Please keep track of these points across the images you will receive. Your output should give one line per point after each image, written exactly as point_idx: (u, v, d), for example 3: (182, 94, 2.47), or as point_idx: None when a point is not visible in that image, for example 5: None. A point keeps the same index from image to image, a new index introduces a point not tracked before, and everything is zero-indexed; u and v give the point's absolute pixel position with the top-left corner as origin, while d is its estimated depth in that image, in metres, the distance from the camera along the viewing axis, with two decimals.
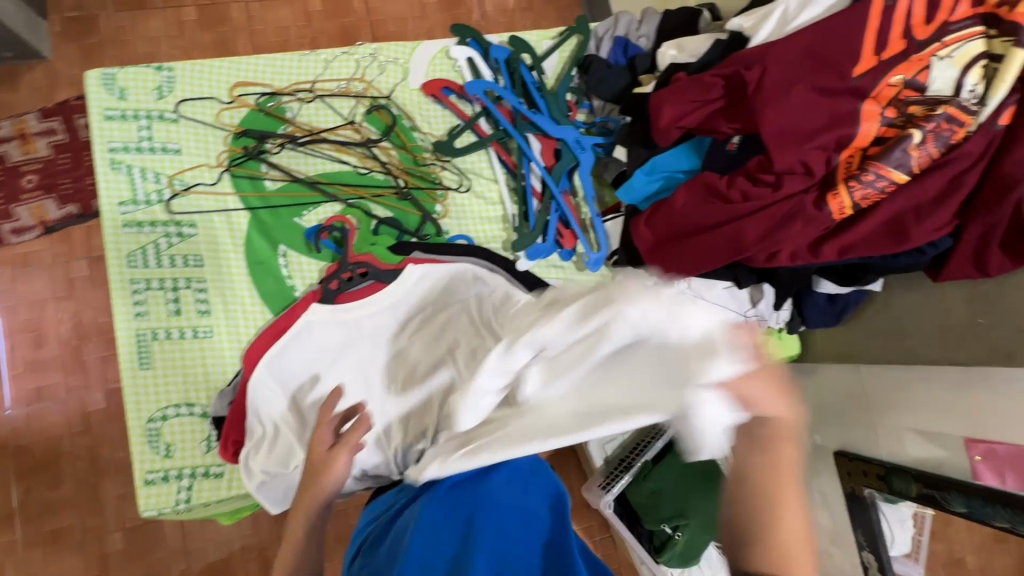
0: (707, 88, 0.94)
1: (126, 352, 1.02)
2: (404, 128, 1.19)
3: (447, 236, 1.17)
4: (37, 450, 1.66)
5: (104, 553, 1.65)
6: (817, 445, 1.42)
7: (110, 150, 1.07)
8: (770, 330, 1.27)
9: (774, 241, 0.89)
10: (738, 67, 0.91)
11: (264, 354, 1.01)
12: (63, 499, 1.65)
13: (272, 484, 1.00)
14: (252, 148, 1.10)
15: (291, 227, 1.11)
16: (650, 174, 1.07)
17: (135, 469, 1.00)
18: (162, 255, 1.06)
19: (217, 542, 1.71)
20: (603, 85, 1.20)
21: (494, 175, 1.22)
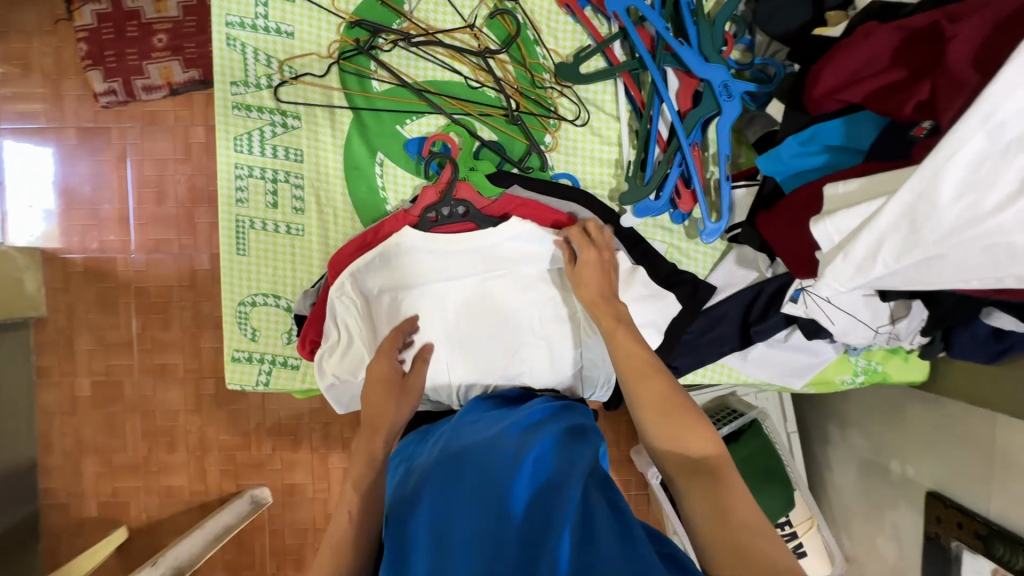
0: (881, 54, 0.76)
1: (225, 236, 1.05)
2: (526, 41, 1.05)
3: (550, 173, 1.06)
4: (152, 294, 1.86)
5: (199, 393, 1.88)
6: (905, 476, 1.27)
7: (227, 25, 1.02)
8: (897, 349, 1.09)
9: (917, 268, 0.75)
10: (940, 20, 0.70)
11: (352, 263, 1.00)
12: (170, 340, 1.87)
13: (339, 388, 1.03)
14: (364, 42, 1.02)
15: (391, 136, 1.05)
16: (804, 144, 0.87)
17: (224, 345, 1.07)
18: (266, 144, 1.05)
19: (289, 407, 1.89)
20: (775, 18, 0.97)
21: (617, 111, 1.07)
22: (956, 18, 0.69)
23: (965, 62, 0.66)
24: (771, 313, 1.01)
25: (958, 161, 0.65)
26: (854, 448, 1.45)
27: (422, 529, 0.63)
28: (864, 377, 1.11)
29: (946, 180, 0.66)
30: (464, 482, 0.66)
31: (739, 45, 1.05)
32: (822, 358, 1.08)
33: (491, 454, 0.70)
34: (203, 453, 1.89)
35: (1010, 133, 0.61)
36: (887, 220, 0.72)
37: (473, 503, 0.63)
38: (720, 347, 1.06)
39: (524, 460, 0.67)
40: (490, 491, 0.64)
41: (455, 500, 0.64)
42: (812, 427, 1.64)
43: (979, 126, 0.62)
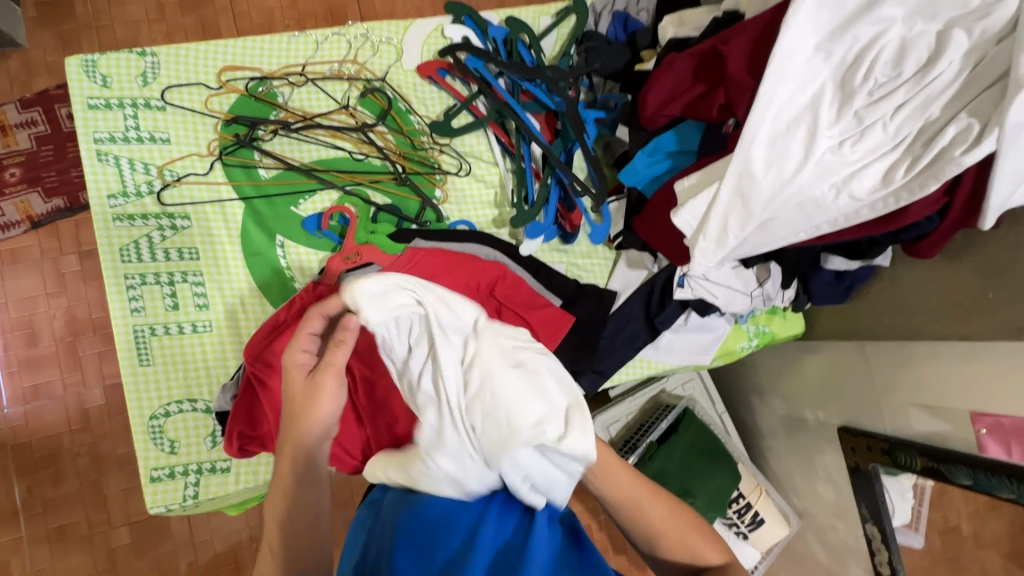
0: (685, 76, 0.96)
1: (124, 350, 0.99)
2: (400, 112, 1.16)
3: (447, 223, 1.15)
4: (37, 448, 1.63)
5: (111, 547, 1.64)
6: (819, 421, 1.43)
7: (96, 141, 1.03)
8: (775, 309, 1.26)
9: (757, 235, 0.91)
10: (714, 44, 0.92)
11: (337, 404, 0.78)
12: (65, 496, 1.63)
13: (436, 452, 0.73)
14: (243, 135, 1.06)
15: (287, 217, 1.09)
16: (650, 156, 1.04)
17: (139, 467, 0.98)
18: (156, 248, 1.03)
19: (224, 533, 1.70)
20: (603, 62, 1.17)
21: (494, 158, 1.20)
22: (726, 41, 0.90)
23: (742, 70, 0.86)
24: (667, 303, 1.14)
25: (758, 143, 0.84)
26: (775, 410, 1.60)
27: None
28: (758, 340, 1.26)
29: (756, 157, 0.84)
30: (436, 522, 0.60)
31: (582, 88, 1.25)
32: (720, 332, 1.22)
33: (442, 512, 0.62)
34: None
35: (784, 117, 0.83)
36: (722, 203, 0.88)
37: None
38: (634, 344, 1.17)
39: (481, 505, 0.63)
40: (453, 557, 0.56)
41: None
42: (737, 403, 1.79)
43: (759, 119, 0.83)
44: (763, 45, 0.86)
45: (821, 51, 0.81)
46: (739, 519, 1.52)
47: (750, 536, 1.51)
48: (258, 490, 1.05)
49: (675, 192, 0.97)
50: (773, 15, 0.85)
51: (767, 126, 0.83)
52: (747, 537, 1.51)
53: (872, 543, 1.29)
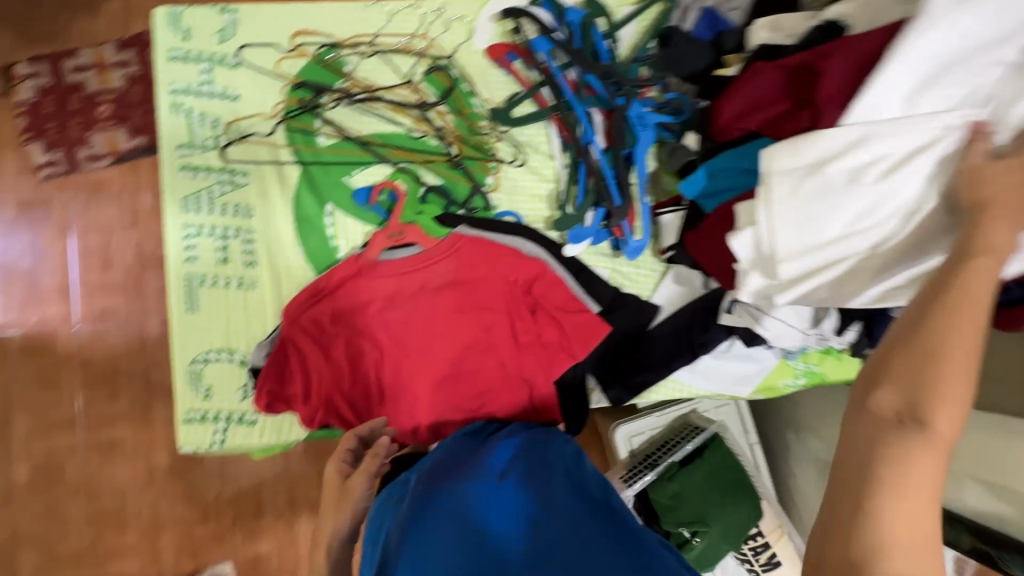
0: (771, 91, 0.89)
1: (175, 295, 1.05)
2: (463, 93, 1.13)
3: (495, 212, 1.12)
4: (98, 365, 1.77)
5: (151, 466, 1.78)
6: None
7: (172, 92, 1.06)
8: (830, 349, 1.18)
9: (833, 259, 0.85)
10: (808, 57, 0.85)
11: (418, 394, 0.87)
12: (117, 413, 1.77)
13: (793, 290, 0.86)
14: (307, 101, 1.08)
15: (339, 187, 1.10)
16: (707, 180, 0.97)
17: (176, 407, 1.04)
18: (214, 202, 1.07)
19: (251, 472, 1.80)
20: (684, 62, 1.08)
21: (551, 151, 1.15)
22: (823, 56, 0.84)
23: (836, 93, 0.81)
24: (712, 326, 1.08)
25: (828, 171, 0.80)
26: (811, 451, 1.51)
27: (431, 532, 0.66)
28: (806, 378, 1.18)
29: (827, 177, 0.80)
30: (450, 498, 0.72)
31: (654, 88, 1.16)
32: (764, 364, 1.15)
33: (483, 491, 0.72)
34: (157, 532, 1.77)
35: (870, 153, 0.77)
36: (786, 243, 0.83)
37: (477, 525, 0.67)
38: (672, 362, 1.10)
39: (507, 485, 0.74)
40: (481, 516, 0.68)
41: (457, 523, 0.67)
42: (771, 436, 1.70)
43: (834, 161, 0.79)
44: (866, 73, 0.79)
45: (912, 100, 0.76)
46: (754, 557, 1.45)
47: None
48: (279, 446, 1.09)
49: (736, 213, 0.92)
50: (882, 40, 0.79)
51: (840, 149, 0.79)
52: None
53: None
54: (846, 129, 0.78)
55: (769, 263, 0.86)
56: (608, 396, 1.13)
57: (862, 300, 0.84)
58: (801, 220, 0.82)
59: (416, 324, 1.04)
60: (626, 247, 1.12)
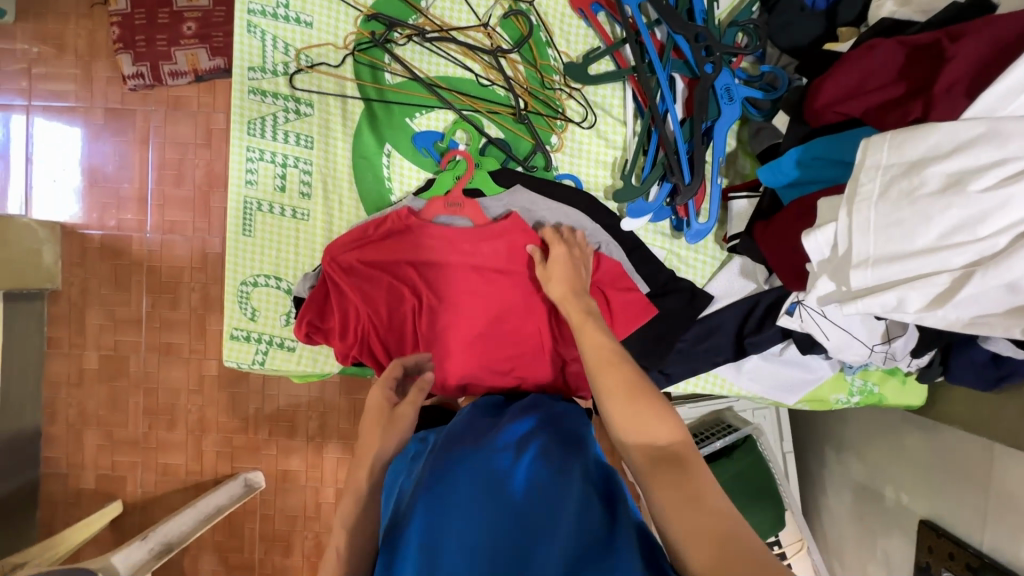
0: (881, 73, 0.77)
1: (233, 216, 1.07)
2: (539, 43, 1.07)
3: (554, 173, 1.08)
4: (164, 273, 1.89)
5: (202, 374, 1.91)
6: (899, 503, 1.25)
7: (249, 11, 1.05)
8: (895, 371, 1.07)
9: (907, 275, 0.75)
10: (939, 37, 0.72)
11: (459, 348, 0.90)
12: (176, 320, 1.90)
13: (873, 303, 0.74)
14: (379, 35, 1.04)
15: (400, 128, 1.07)
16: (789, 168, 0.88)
17: (224, 323, 1.09)
18: (278, 129, 1.07)
19: (288, 394, 1.91)
20: (786, 33, 0.98)
21: (624, 115, 1.08)
22: (957, 37, 0.71)
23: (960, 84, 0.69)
24: (766, 326, 1.01)
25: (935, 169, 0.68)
26: (849, 471, 1.43)
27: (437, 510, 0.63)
28: (860, 397, 1.10)
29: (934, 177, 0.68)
30: (462, 480, 0.67)
31: (748, 58, 1.06)
32: (817, 375, 1.07)
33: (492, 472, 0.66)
34: (202, 434, 1.91)
35: (990, 153, 0.65)
36: (864, 244, 0.73)
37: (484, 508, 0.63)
38: (714, 357, 1.06)
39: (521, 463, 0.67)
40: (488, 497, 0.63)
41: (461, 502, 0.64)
42: (807, 448, 1.62)
43: (941, 158, 0.67)
44: (1005, 62, 0.67)
45: None
46: None
47: None
48: (315, 375, 1.13)
49: (817, 209, 0.82)
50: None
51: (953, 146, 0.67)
52: None
53: None
54: (967, 122, 0.66)
55: (843, 268, 0.77)
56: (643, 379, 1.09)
57: (945, 321, 0.72)
58: (889, 225, 0.71)
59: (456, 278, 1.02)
60: (689, 230, 1.04)
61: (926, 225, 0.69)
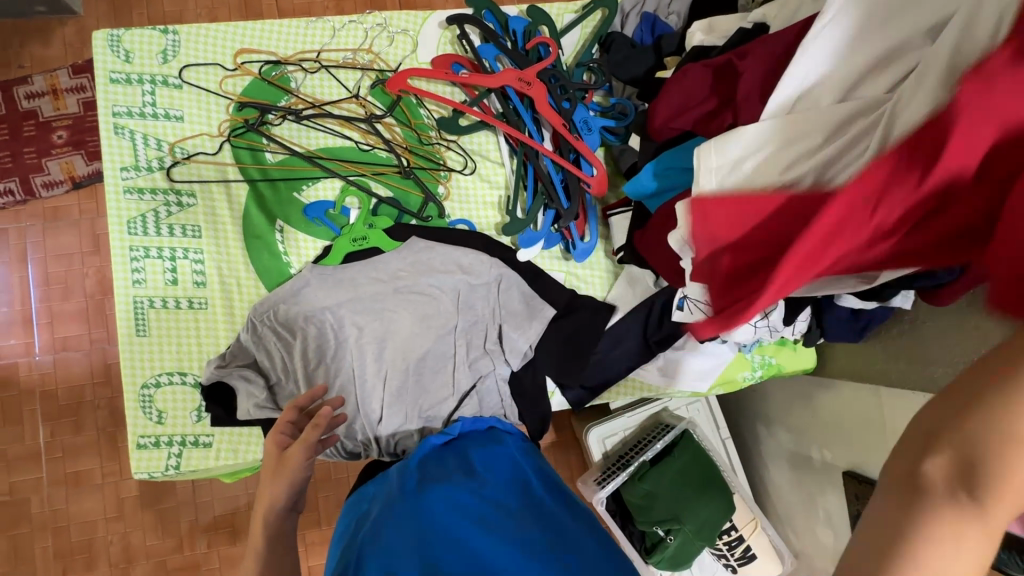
0: (699, 90, 0.90)
1: (124, 319, 1.03)
2: (410, 104, 1.14)
3: (448, 220, 1.13)
4: (61, 395, 1.72)
5: (120, 496, 1.73)
6: (825, 461, 1.34)
7: (114, 115, 1.06)
8: (785, 341, 1.19)
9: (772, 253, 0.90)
10: (730, 56, 0.87)
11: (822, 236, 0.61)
12: (82, 445, 1.72)
13: None
14: (253, 119, 1.08)
15: (289, 202, 1.10)
16: (647, 181, 0.99)
17: (128, 433, 1.02)
18: (161, 223, 1.06)
19: (224, 498, 1.76)
20: (625, 66, 1.12)
21: (501, 158, 1.16)
22: (743, 56, 0.85)
23: (755, 92, 0.82)
24: (666, 321, 1.09)
25: None
26: (781, 443, 1.53)
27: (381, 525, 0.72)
28: (763, 371, 1.20)
29: None
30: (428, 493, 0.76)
31: (599, 92, 1.19)
32: (721, 359, 1.17)
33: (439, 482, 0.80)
34: (128, 566, 1.71)
35: None
36: None
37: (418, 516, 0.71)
38: (628, 361, 1.13)
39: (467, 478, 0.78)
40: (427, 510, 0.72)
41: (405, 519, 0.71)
42: (743, 429, 1.71)
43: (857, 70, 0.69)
44: (780, 71, 0.81)
45: None
46: (729, 551, 1.45)
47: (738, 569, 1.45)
48: (239, 467, 1.07)
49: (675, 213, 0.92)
50: (795, 38, 0.80)
51: None
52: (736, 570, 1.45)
53: None
54: None
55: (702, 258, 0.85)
56: (567, 397, 1.16)
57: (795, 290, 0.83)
58: None
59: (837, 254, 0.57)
60: (576, 250, 1.13)
61: None
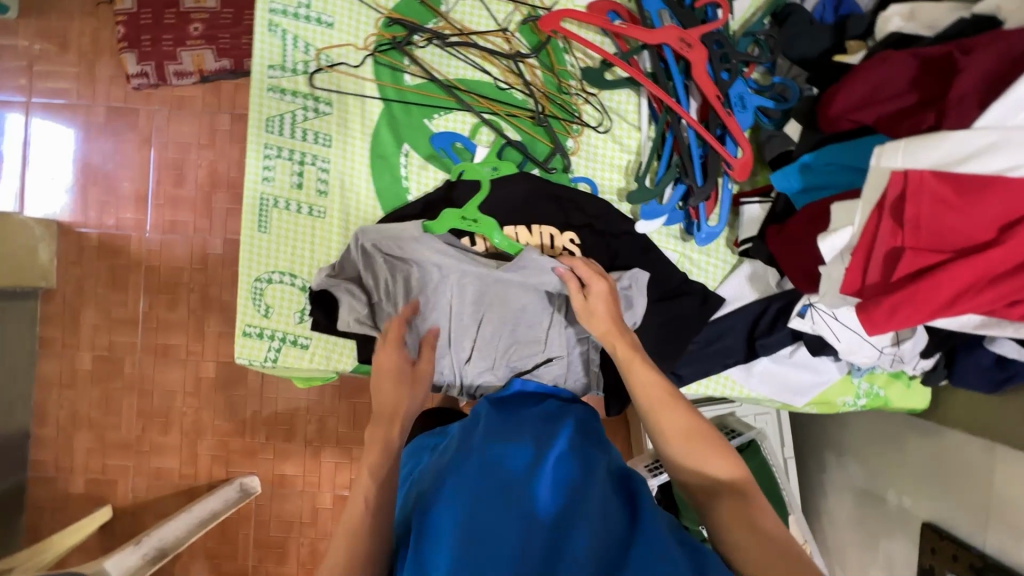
0: (896, 83, 0.80)
1: (249, 212, 1.07)
2: (556, 49, 1.09)
3: (570, 176, 1.10)
4: (162, 273, 1.83)
5: (199, 374, 1.85)
6: (901, 507, 1.26)
7: (271, 11, 1.06)
8: (900, 375, 1.11)
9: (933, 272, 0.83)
10: (951, 48, 0.75)
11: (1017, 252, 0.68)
12: (173, 321, 1.84)
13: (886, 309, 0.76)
14: (400, 37, 1.06)
15: (419, 128, 1.09)
16: (802, 174, 0.92)
17: (237, 320, 1.08)
18: (297, 127, 1.08)
19: (288, 399, 1.87)
20: (797, 44, 1.00)
21: (639, 121, 1.10)
22: (968, 50, 0.73)
23: (973, 95, 0.71)
24: (778, 328, 1.04)
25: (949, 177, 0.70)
26: (849, 476, 1.44)
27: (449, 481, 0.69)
28: (866, 400, 1.13)
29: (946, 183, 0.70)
30: (495, 461, 0.70)
31: (760, 68, 1.09)
32: (825, 378, 1.10)
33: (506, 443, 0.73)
34: (197, 437, 1.86)
35: (1003, 160, 0.66)
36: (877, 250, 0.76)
37: (480, 486, 0.67)
38: (725, 359, 1.08)
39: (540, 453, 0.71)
40: (494, 487, 0.66)
41: (470, 488, 0.66)
42: (803, 450, 1.64)
43: None
44: (1014, 74, 0.69)
45: None
46: None
47: None
48: (327, 373, 1.12)
49: (831, 213, 0.85)
50: None
51: (964, 155, 0.69)
52: None
53: None
54: (979, 130, 0.68)
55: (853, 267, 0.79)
56: None
57: (957, 322, 0.79)
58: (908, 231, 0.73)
59: (1002, 264, 0.68)
60: (700, 233, 1.06)
61: (940, 234, 0.71)
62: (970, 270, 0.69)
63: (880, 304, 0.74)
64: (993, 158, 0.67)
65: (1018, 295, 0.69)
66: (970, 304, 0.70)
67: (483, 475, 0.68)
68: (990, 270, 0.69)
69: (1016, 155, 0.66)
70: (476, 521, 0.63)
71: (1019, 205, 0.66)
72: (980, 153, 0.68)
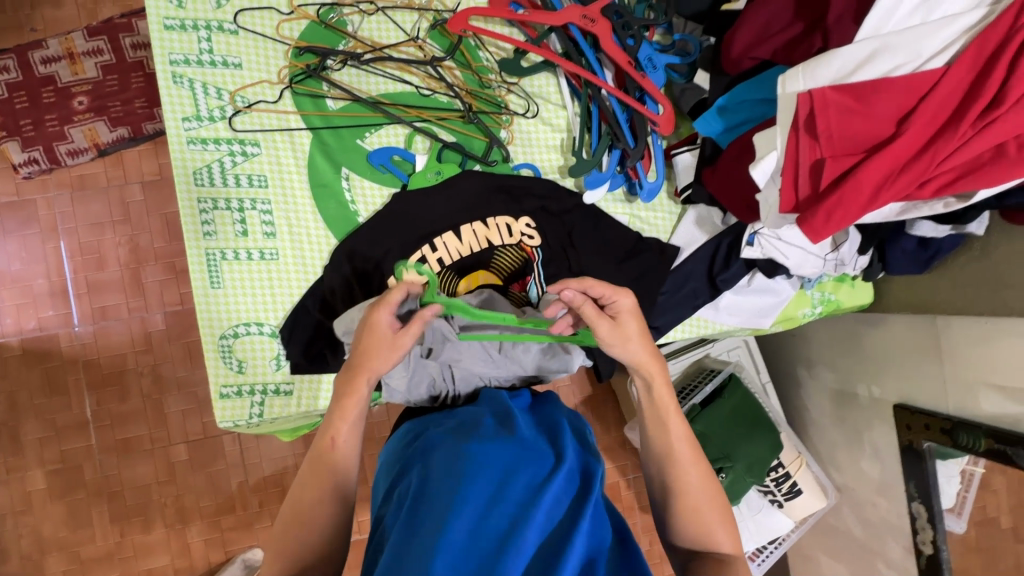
0: (782, 18, 0.89)
1: (198, 271, 1.03)
2: (469, 47, 1.13)
3: (512, 165, 1.13)
4: (104, 365, 1.61)
5: (171, 463, 1.63)
6: (873, 397, 1.38)
7: (172, 63, 1.03)
8: (844, 278, 1.23)
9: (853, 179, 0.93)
10: None
11: (917, 138, 0.76)
12: (130, 414, 1.62)
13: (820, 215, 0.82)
14: (313, 65, 1.06)
15: (354, 150, 1.08)
16: (721, 116, 0.99)
17: (210, 383, 1.03)
18: (227, 174, 1.05)
19: (272, 459, 1.68)
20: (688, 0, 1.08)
21: (562, 100, 1.15)
22: None
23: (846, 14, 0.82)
24: (733, 261, 1.12)
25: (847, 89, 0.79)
26: (823, 383, 1.55)
27: (448, 485, 0.59)
28: (822, 307, 1.24)
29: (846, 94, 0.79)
30: (503, 473, 0.61)
31: (658, 30, 1.16)
32: (783, 296, 1.19)
33: (519, 452, 0.64)
34: (183, 526, 1.63)
35: (884, 64, 0.77)
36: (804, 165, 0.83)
37: (481, 504, 0.57)
38: (693, 301, 1.14)
39: (551, 474, 0.62)
40: (494, 507, 0.57)
41: (470, 502, 0.57)
42: (780, 373, 1.74)
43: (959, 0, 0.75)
44: None
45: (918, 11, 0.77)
46: (776, 487, 1.48)
47: (785, 504, 1.48)
48: (319, 413, 1.09)
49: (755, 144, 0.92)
50: None
51: (853, 68, 0.79)
52: (783, 505, 1.49)
53: (915, 520, 1.28)
54: (858, 44, 0.78)
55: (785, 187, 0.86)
56: None
57: (882, 214, 0.89)
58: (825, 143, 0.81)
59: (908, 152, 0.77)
60: (643, 190, 1.13)
61: (850, 140, 0.79)
62: (883, 162, 0.77)
63: (817, 212, 0.81)
64: (877, 64, 0.77)
65: (928, 175, 0.77)
66: (890, 192, 0.78)
67: (486, 495, 0.58)
68: (898, 160, 0.77)
69: (892, 58, 0.76)
70: (467, 548, 0.54)
71: (908, 98, 0.76)
72: (865, 62, 0.78)
